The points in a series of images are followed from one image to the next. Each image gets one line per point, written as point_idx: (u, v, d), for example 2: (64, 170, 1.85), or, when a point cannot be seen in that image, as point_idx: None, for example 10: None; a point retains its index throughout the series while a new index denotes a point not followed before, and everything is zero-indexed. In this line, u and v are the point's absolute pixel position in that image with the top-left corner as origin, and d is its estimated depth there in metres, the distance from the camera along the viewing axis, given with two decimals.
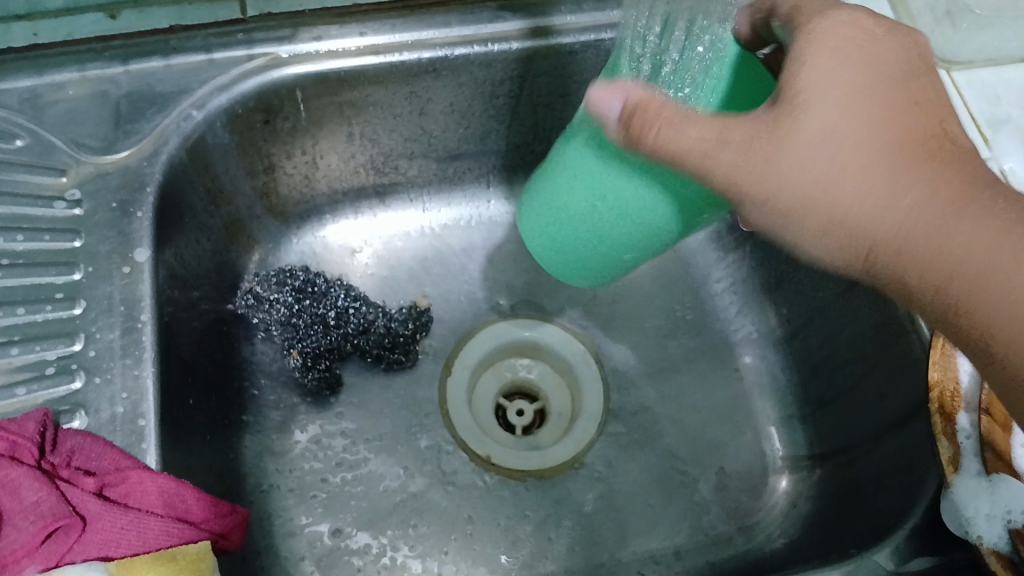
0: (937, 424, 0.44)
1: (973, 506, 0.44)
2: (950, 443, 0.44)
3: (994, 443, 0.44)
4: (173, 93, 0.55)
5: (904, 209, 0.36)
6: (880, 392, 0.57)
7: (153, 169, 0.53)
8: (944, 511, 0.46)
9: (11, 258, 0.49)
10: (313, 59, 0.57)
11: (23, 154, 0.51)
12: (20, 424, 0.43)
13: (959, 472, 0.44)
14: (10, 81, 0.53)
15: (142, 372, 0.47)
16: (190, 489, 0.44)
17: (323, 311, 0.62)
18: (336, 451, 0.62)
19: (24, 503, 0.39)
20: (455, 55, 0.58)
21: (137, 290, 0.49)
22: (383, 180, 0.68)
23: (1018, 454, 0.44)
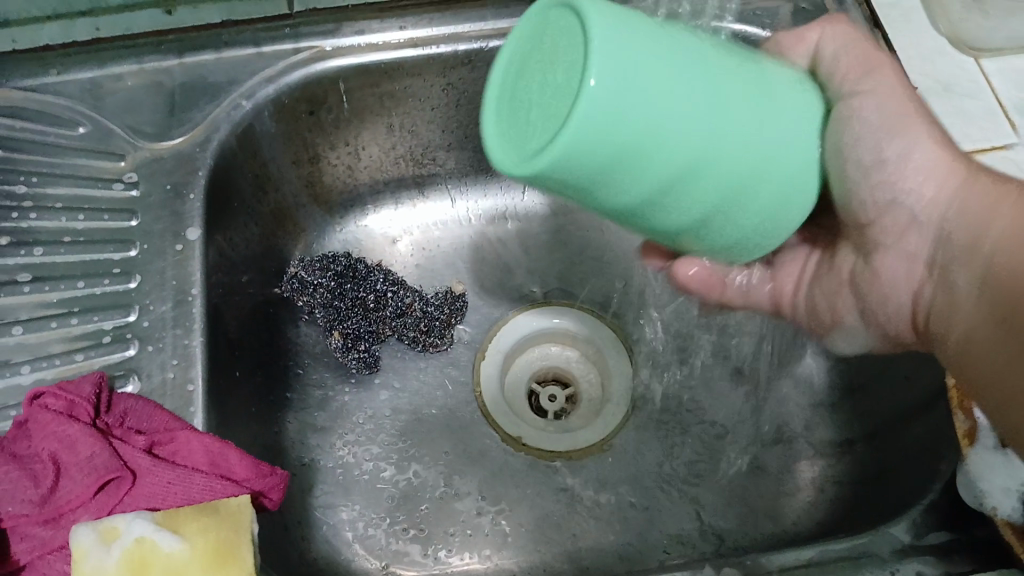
0: (955, 400, 0.47)
1: (988, 479, 0.46)
2: (966, 418, 0.47)
3: None
4: (224, 83, 0.58)
5: (966, 194, 0.42)
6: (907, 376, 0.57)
7: (205, 154, 0.56)
8: (963, 486, 0.46)
9: (71, 235, 0.53)
10: (356, 51, 0.59)
11: (84, 141, 0.55)
12: (77, 386, 0.46)
13: (974, 446, 0.46)
14: (74, 72, 0.57)
15: (192, 341, 0.50)
16: (234, 450, 0.46)
17: (363, 294, 0.65)
18: (374, 429, 0.65)
19: (79, 457, 0.43)
20: (491, 46, 0.61)
21: (188, 266, 0.52)
22: (423, 171, 0.70)
23: None
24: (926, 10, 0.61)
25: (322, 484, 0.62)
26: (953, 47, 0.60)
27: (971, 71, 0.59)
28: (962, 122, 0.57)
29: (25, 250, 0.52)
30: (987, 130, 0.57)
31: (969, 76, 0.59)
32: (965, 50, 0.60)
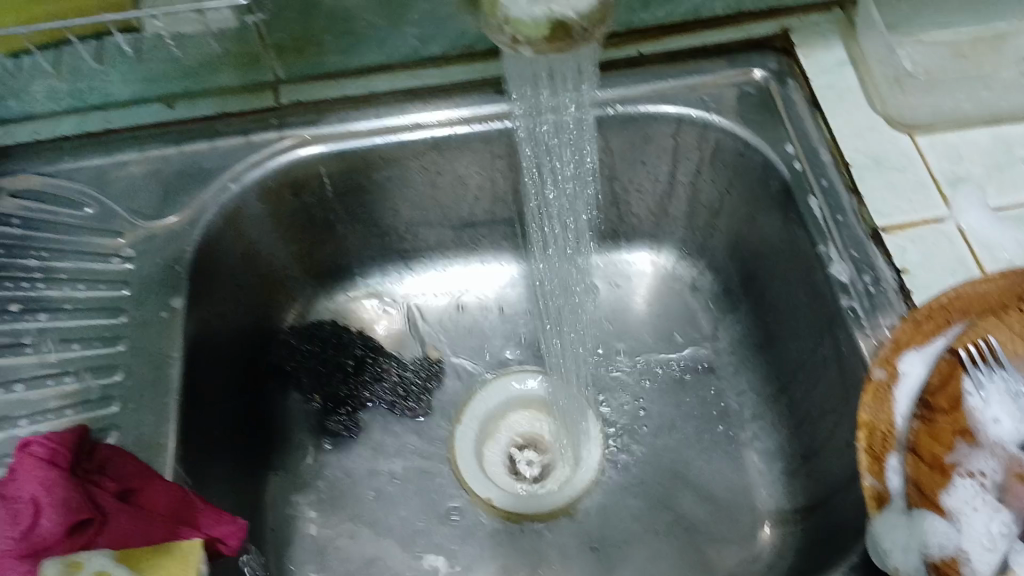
0: (866, 461, 0.49)
1: (890, 539, 0.47)
2: (878, 478, 0.48)
3: (920, 482, 0.47)
4: (215, 169, 0.64)
5: None
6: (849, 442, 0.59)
7: (193, 232, 0.62)
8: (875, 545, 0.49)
9: (71, 304, 0.59)
10: (334, 139, 0.66)
11: (90, 221, 0.63)
12: (59, 436, 0.51)
13: (880, 508, 0.48)
14: (85, 159, 0.65)
15: (169, 399, 0.55)
16: (198, 503, 0.53)
17: (345, 359, 0.73)
18: (349, 485, 0.70)
19: (54, 498, 0.48)
20: (457, 132, 0.67)
21: (172, 332, 0.58)
22: (406, 246, 0.76)
23: (951, 498, 0.46)
24: (862, 91, 0.65)
25: (299, 539, 0.67)
26: (886, 125, 0.63)
27: (904, 147, 0.62)
28: (893, 196, 0.60)
29: (29, 317, 0.59)
30: (918, 204, 0.60)
31: (901, 151, 0.62)
32: (900, 129, 0.63)
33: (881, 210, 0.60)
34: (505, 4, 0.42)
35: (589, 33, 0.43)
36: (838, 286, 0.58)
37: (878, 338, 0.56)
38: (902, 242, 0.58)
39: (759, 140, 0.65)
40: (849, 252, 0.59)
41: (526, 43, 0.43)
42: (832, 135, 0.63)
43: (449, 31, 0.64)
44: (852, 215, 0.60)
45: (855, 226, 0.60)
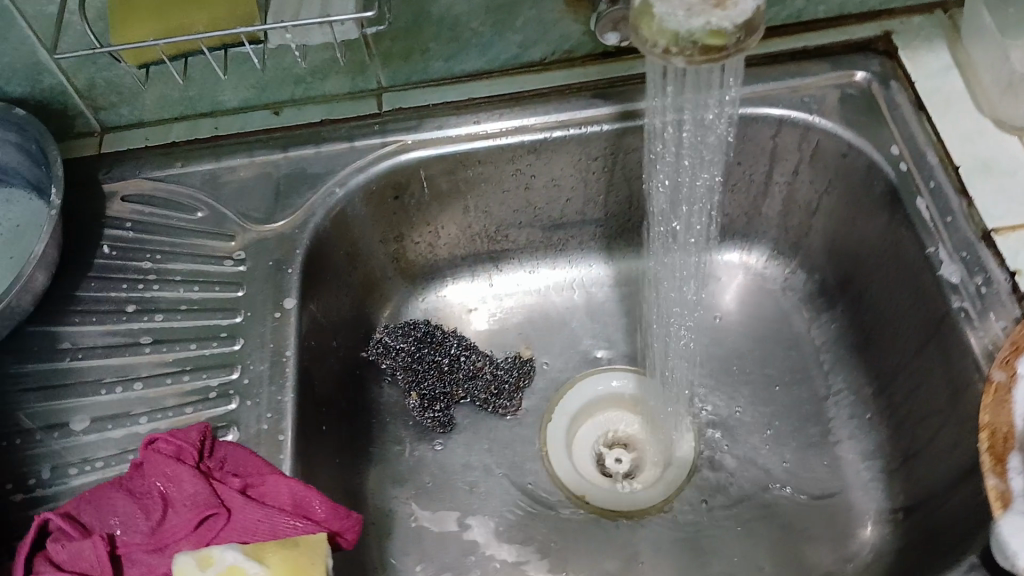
0: (987, 462, 0.48)
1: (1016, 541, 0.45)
2: (998, 479, 0.47)
3: None
4: (322, 173, 0.66)
5: None
6: (955, 442, 0.58)
7: (302, 234, 0.64)
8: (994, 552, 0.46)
9: (188, 304, 0.61)
10: (434, 144, 0.67)
11: (201, 224, 0.65)
12: (186, 433, 0.53)
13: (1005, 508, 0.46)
14: (196, 165, 0.67)
15: (284, 397, 0.57)
16: (315, 493, 0.52)
17: (439, 357, 0.72)
18: (445, 481, 0.70)
19: (184, 493, 0.50)
20: (554, 136, 0.68)
21: (285, 331, 0.59)
22: (497, 248, 0.77)
23: None
24: (969, 94, 0.65)
25: (397, 534, 0.67)
26: (994, 128, 0.63)
27: (1013, 151, 0.62)
28: (1005, 198, 0.60)
29: (149, 316, 0.61)
30: None
31: (1011, 156, 0.62)
32: (1007, 132, 0.62)
33: (992, 212, 0.59)
34: (661, 16, 0.44)
35: (742, 42, 0.44)
36: (948, 287, 0.58)
37: (992, 338, 0.55)
38: (1015, 244, 0.58)
39: (862, 141, 0.65)
40: (959, 253, 0.59)
41: (680, 54, 0.44)
42: (937, 137, 0.63)
43: (550, 37, 0.66)
44: (961, 216, 0.60)
45: (964, 227, 0.59)
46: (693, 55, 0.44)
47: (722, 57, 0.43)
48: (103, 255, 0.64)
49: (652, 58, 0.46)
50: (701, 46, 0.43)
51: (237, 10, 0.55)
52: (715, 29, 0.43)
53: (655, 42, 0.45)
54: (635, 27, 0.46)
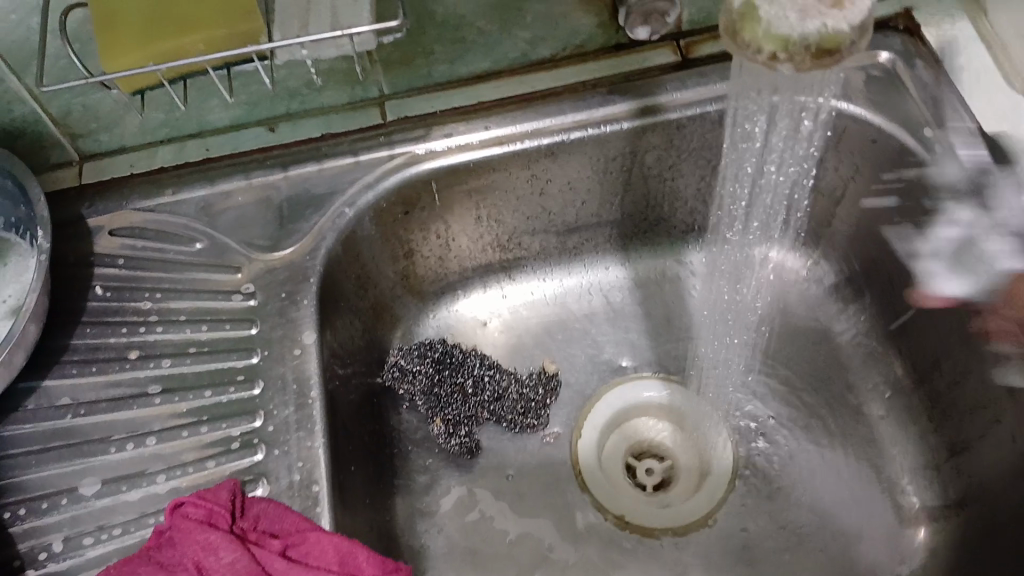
0: None
1: None
2: None
3: None
4: (327, 192, 0.62)
5: None
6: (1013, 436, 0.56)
7: (314, 261, 0.59)
8: None
9: (196, 346, 0.56)
10: (445, 154, 0.63)
11: (201, 256, 0.60)
12: (215, 493, 0.49)
13: None
14: (188, 192, 0.61)
15: (315, 443, 0.52)
16: (362, 549, 0.48)
17: (461, 380, 0.68)
18: (478, 508, 0.67)
19: (222, 562, 0.46)
20: (572, 138, 0.64)
21: (306, 368, 0.55)
22: (510, 256, 0.73)
23: None
24: (1000, 69, 0.63)
25: (435, 568, 0.64)
26: None
27: None
28: None
29: (155, 362, 0.56)
30: None
31: None
32: None
33: None
34: (770, 20, 0.41)
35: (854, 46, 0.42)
36: None
37: None
38: None
39: (895, 125, 0.62)
40: None
41: (789, 61, 0.42)
42: (974, 118, 0.61)
43: None
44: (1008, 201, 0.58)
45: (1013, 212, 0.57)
46: (802, 63, 0.42)
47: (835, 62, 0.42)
48: (96, 297, 0.58)
49: (754, 65, 0.44)
50: (812, 52, 0.41)
51: (242, 28, 0.53)
52: (831, 33, 0.41)
53: (761, 49, 0.42)
54: (733, 33, 0.44)
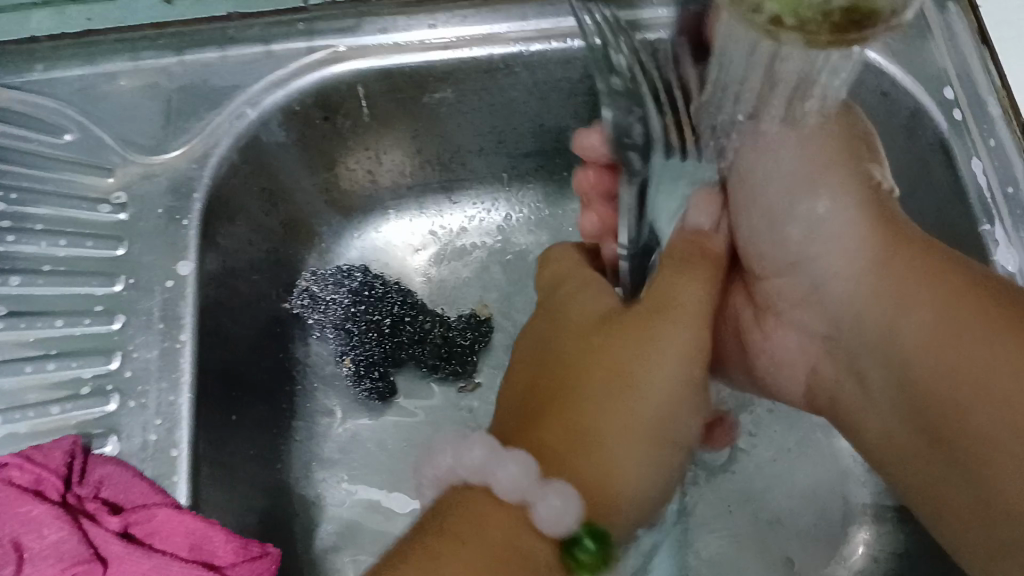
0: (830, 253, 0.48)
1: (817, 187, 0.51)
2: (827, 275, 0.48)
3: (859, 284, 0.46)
4: (227, 88, 0.52)
5: None
6: None
7: (202, 172, 0.50)
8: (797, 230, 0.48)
9: (52, 264, 0.47)
10: (376, 54, 0.53)
11: (70, 150, 0.50)
12: (47, 454, 0.41)
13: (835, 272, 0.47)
14: (61, 70, 0.51)
15: (178, 398, 0.44)
16: (220, 531, 0.41)
17: (379, 316, 0.61)
18: (382, 462, 0.59)
19: (44, 543, 0.38)
20: (531, 51, 0.53)
21: (178, 307, 0.47)
22: (453, 177, 0.63)
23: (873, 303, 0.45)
24: None
25: (327, 525, 0.57)
26: None
27: None
28: None
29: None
30: None
31: None
32: None
33: None
34: None
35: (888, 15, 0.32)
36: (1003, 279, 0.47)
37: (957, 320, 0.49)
38: None
39: (911, 80, 0.52)
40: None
41: (800, 29, 0.33)
42: (1003, 83, 0.51)
43: None
44: None
45: None
46: (815, 34, 0.33)
47: (857, 36, 0.33)
48: None
49: (751, 26, 0.34)
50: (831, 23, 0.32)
51: None
52: None
53: (761, 8, 0.33)
54: None
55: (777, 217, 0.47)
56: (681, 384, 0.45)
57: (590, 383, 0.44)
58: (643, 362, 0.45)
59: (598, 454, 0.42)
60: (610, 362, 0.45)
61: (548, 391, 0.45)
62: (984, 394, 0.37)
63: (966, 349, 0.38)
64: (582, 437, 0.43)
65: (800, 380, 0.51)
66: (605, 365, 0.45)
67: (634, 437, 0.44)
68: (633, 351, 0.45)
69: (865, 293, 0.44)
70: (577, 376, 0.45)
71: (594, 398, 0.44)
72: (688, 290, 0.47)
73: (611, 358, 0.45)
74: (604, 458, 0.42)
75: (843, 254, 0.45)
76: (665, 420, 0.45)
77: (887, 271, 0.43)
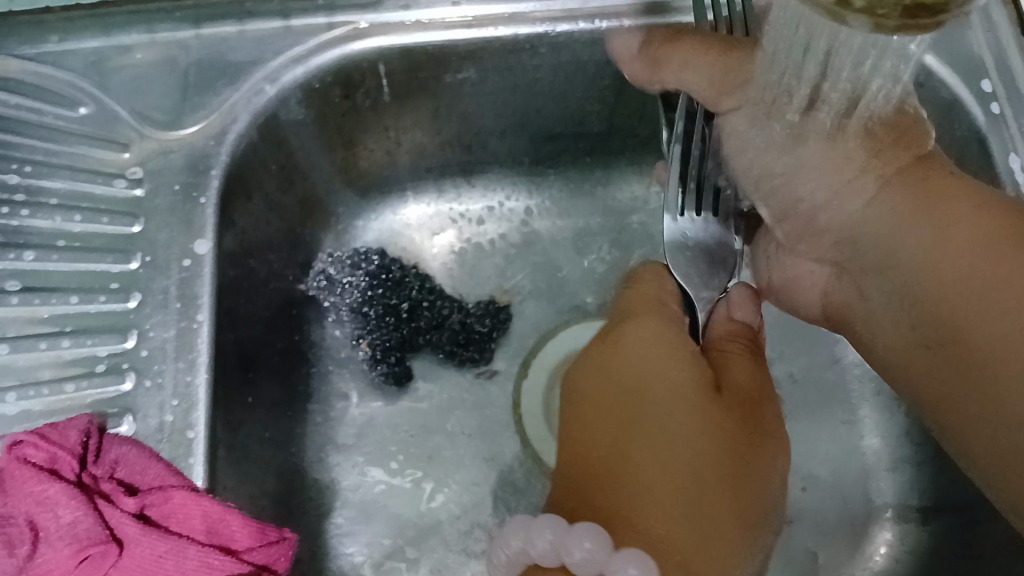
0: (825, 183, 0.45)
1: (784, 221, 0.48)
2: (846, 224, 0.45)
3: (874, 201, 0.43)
4: (246, 63, 0.50)
5: None
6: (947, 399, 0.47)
7: (220, 149, 0.49)
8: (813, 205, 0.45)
9: (67, 239, 0.46)
10: (399, 30, 0.51)
11: (85, 124, 0.48)
12: (62, 434, 0.40)
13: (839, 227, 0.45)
14: (77, 42, 0.50)
15: (195, 379, 0.44)
16: (237, 515, 0.40)
17: (396, 301, 0.60)
18: (397, 447, 0.58)
19: (59, 523, 0.37)
20: (558, 31, 0.52)
21: (195, 286, 0.46)
22: (472, 159, 0.62)
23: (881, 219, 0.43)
24: None
25: (342, 509, 0.56)
26: None
27: None
28: None
29: (14, 254, 0.46)
30: None
31: None
32: None
33: None
34: None
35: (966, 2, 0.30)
36: None
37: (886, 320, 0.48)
38: None
39: (946, 68, 0.50)
40: None
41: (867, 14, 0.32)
42: None
43: None
44: None
45: None
46: (884, 18, 0.31)
47: (932, 21, 0.30)
48: None
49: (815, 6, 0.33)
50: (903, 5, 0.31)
51: None
52: None
53: None
54: None
55: (766, 194, 0.47)
56: (771, 460, 0.44)
57: (649, 454, 0.42)
58: (726, 441, 0.43)
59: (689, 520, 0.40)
60: (681, 436, 0.43)
61: (597, 467, 0.43)
62: (990, 309, 0.38)
63: (976, 271, 0.38)
64: (634, 492, 0.41)
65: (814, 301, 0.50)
66: (667, 435, 0.43)
67: (733, 499, 0.42)
68: (697, 424, 0.43)
69: (874, 219, 0.43)
70: (637, 446, 0.43)
71: (664, 469, 0.42)
72: (748, 370, 0.46)
73: (671, 431, 0.43)
74: (649, 523, 0.40)
75: (820, 193, 0.44)
76: (761, 506, 0.43)
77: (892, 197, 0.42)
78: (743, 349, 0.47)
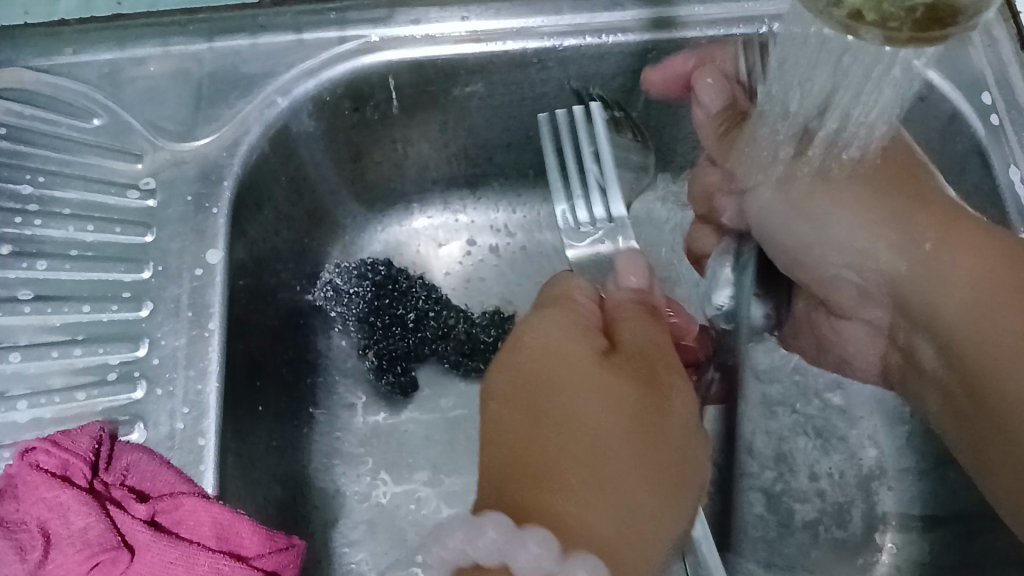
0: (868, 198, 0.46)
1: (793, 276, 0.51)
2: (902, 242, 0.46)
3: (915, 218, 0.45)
4: (259, 75, 0.51)
5: None
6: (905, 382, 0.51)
7: (232, 160, 0.49)
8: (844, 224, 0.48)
9: (80, 248, 0.47)
10: (408, 44, 0.52)
11: (99, 135, 0.49)
12: (74, 440, 0.40)
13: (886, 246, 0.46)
14: (91, 54, 0.50)
15: (206, 386, 0.44)
16: (246, 522, 0.40)
17: (402, 312, 0.58)
18: (402, 456, 0.58)
19: (71, 529, 0.37)
20: (565, 45, 0.53)
21: (206, 294, 0.46)
22: (478, 172, 0.63)
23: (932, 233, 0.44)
24: None
25: (346, 518, 0.56)
26: None
27: None
28: None
29: (27, 263, 0.46)
30: None
31: None
32: None
33: None
34: None
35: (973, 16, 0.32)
36: None
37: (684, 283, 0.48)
38: None
39: (949, 84, 0.51)
40: None
41: (881, 24, 0.32)
42: None
43: None
44: None
45: None
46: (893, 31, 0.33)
47: (941, 33, 0.32)
48: None
49: (829, 20, 0.34)
50: (913, 19, 0.32)
51: None
52: None
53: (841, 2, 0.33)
54: None
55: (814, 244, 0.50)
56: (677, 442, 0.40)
57: (557, 435, 0.38)
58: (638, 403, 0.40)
59: (616, 519, 0.36)
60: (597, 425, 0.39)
61: (510, 464, 0.38)
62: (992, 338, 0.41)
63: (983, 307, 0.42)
64: (567, 484, 0.36)
65: (872, 344, 0.54)
66: (582, 414, 0.39)
67: (653, 486, 0.38)
68: (611, 390, 0.40)
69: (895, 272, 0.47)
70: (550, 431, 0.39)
71: (582, 446, 0.38)
72: (642, 330, 0.45)
73: (573, 402, 0.40)
74: (578, 511, 0.35)
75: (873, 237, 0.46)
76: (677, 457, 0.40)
77: (925, 243, 0.45)
78: (645, 315, 0.46)
